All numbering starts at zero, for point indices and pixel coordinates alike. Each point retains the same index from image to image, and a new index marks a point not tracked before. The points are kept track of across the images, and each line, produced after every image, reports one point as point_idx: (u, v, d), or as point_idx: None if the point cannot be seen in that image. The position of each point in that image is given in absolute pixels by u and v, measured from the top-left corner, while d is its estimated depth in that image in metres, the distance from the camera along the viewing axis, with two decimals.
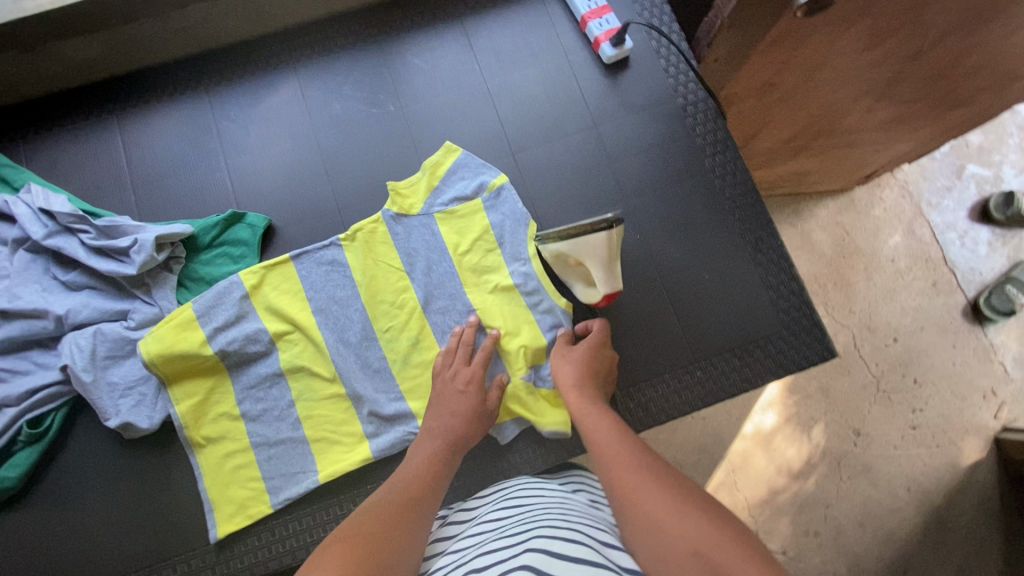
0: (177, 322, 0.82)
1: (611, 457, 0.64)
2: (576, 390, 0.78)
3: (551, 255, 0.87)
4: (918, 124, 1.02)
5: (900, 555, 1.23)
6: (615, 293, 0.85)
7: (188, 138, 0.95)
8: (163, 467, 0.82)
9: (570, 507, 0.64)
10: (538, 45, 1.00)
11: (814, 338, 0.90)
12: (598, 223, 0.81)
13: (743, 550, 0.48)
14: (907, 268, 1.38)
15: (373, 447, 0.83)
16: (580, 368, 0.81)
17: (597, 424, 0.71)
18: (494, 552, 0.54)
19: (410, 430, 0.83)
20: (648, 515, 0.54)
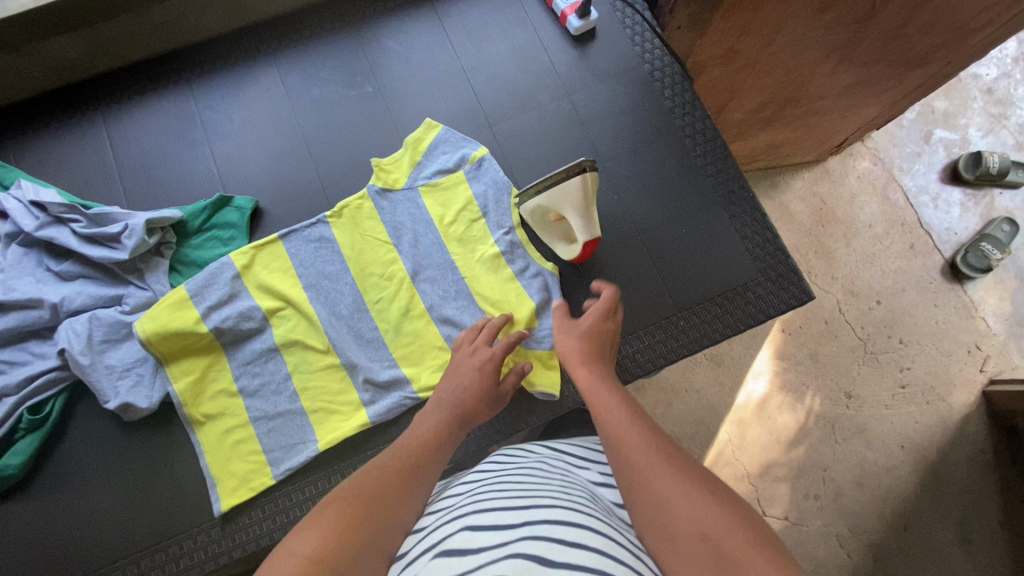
0: (170, 303, 0.84)
1: (620, 445, 0.56)
2: (584, 368, 0.71)
3: (531, 212, 0.90)
4: (886, 82, 1.03)
5: (901, 512, 1.25)
6: (594, 239, 0.89)
7: (172, 129, 0.97)
8: (164, 447, 0.84)
9: (574, 483, 0.63)
10: (509, 23, 1.04)
11: (791, 282, 0.93)
12: (570, 168, 0.85)
13: (755, 541, 0.45)
14: (884, 232, 1.43)
15: (370, 414, 0.84)
16: (586, 346, 0.75)
17: (606, 402, 0.64)
18: (496, 509, 0.54)
19: (406, 394, 0.85)
20: (663, 513, 0.49)
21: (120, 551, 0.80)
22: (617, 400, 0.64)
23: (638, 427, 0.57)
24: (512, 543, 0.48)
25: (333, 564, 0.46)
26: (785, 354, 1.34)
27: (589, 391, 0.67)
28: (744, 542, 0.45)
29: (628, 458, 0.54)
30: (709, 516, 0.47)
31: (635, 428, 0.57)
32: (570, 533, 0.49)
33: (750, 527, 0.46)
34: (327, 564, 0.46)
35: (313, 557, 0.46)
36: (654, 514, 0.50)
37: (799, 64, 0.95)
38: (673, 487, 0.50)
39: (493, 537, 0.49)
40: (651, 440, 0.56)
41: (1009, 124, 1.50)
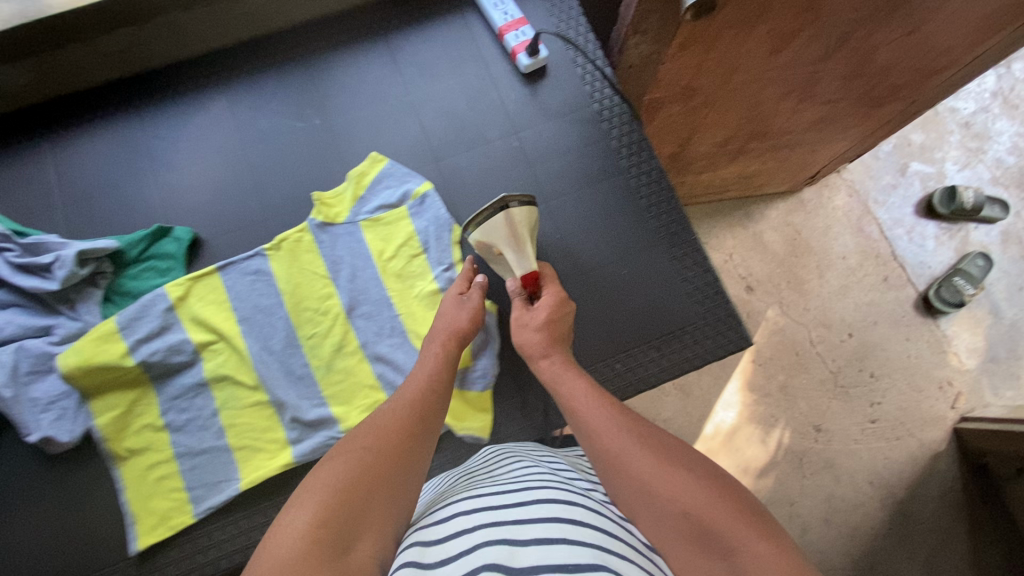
0: (97, 335, 0.83)
1: (601, 438, 0.65)
2: (546, 359, 0.79)
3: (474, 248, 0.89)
4: (846, 123, 1.34)
5: (868, 549, 1.35)
6: (534, 273, 0.86)
7: (118, 156, 0.97)
8: (85, 481, 0.83)
9: (554, 473, 0.69)
10: (460, 58, 1.04)
11: (729, 327, 0.93)
12: (492, 205, 0.84)
13: (731, 505, 0.54)
14: (857, 264, 1.56)
15: (294, 453, 0.84)
16: (544, 335, 0.80)
17: (574, 387, 0.72)
18: (487, 495, 0.61)
19: (332, 435, 0.84)
20: (648, 494, 0.58)
21: None
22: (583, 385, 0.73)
23: (610, 416, 0.66)
24: (505, 522, 0.55)
25: (335, 526, 0.50)
26: (753, 387, 1.45)
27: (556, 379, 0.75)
28: (721, 510, 0.54)
29: (606, 448, 0.64)
30: (688, 489, 0.56)
31: (606, 414, 0.67)
32: (558, 511, 0.56)
33: (727, 495, 0.55)
34: (332, 527, 0.51)
35: (319, 522, 0.51)
36: (637, 493, 0.59)
37: (768, 97, 1.17)
38: (653, 466, 0.59)
39: (485, 519, 0.56)
40: (626, 423, 0.65)
41: (986, 158, 1.62)
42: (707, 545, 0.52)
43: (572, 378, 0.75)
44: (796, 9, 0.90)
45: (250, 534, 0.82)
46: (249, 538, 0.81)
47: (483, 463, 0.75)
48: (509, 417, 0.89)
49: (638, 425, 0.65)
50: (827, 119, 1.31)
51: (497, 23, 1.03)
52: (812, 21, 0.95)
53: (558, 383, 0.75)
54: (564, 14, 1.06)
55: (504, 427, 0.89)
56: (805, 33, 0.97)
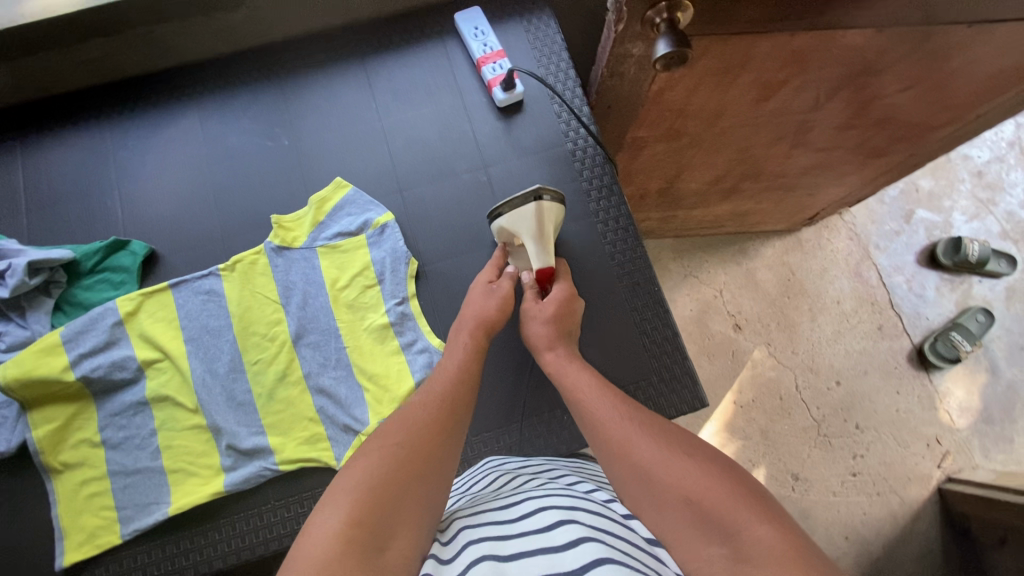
0: (41, 347, 0.83)
1: (604, 426, 0.66)
2: (551, 351, 0.80)
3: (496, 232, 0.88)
4: (846, 168, 1.30)
5: None
6: (547, 270, 0.85)
7: (86, 164, 0.97)
8: (20, 491, 0.83)
9: (561, 479, 0.68)
10: (437, 87, 1.03)
11: (684, 387, 0.89)
12: (526, 195, 0.83)
13: (731, 488, 0.55)
14: (852, 310, 1.51)
15: (227, 482, 0.82)
16: (551, 329, 0.81)
17: (577, 380, 0.74)
18: (492, 507, 0.60)
19: (266, 465, 0.83)
20: (648, 480, 0.58)
21: None
22: (586, 376, 0.75)
23: (615, 407, 0.68)
24: (511, 535, 0.54)
25: (369, 525, 0.51)
26: (732, 429, 1.42)
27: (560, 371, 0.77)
28: (723, 494, 0.55)
29: (608, 437, 0.65)
30: (690, 475, 0.57)
31: (610, 404, 0.69)
32: (568, 513, 0.55)
33: (729, 480, 0.56)
34: (364, 526, 0.51)
35: (351, 522, 0.51)
36: (637, 479, 0.59)
37: (761, 140, 1.14)
38: (657, 451, 0.61)
39: (489, 533, 0.55)
40: (629, 413, 0.67)
41: (996, 211, 1.57)
42: (708, 529, 0.53)
43: (577, 372, 0.76)
44: (781, 58, 0.88)
45: (175, 560, 0.81)
46: (174, 564, 0.81)
47: (494, 471, 0.75)
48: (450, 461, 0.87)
49: (643, 415, 0.66)
50: (823, 165, 1.28)
51: (475, 54, 1.01)
52: (799, 71, 0.92)
53: (564, 377, 0.76)
54: (546, 48, 1.04)
55: None
56: (792, 82, 0.95)
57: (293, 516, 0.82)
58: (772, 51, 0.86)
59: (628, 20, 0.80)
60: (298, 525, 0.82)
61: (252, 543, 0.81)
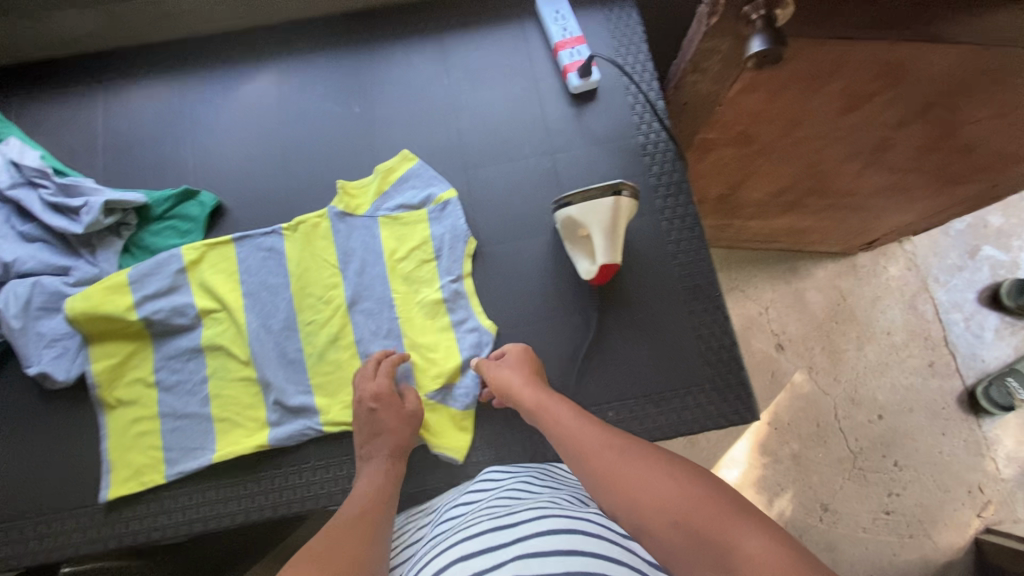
0: (108, 285, 0.85)
1: (586, 457, 0.64)
2: (527, 389, 0.76)
3: (562, 224, 0.83)
4: (920, 193, 1.24)
5: None
6: (612, 267, 0.82)
7: (164, 112, 0.99)
8: (73, 421, 0.85)
9: (554, 497, 0.66)
10: (511, 67, 1.02)
11: (738, 397, 0.86)
12: (605, 187, 0.78)
13: (717, 506, 0.53)
14: (903, 343, 1.45)
15: (271, 436, 0.83)
16: (518, 370, 0.79)
17: (558, 414, 0.71)
18: (481, 532, 0.58)
19: (311, 425, 0.84)
20: (635, 508, 0.56)
21: (9, 513, 0.82)
22: (568, 408, 0.72)
23: (598, 435, 0.66)
24: (503, 564, 0.51)
25: None
26: (764, 450, 1.38)
27: (538, 407, 0.74)
28: (712, 510, 0.53)
29: (592, 468, 0.63)
30: (676, 495, 0.55)
31: (592, 433, 0.67)
32: (566, 542, 0.53)
33: (713, 496, 0.54)
34: None
35: None
36: (625, 507, 0.57)
37: (835, 155, 1.09)
38: (642, 476, 0.59)
39: (480, 563, 0.53)
40: (608, 438, 0.65)
41: None
42: (703, 546, 0.50)
43: (557, 404, 0.73)
44: (875, 69, 0.83)
45: (212, 506, 0.82)
46: (212, 509, 0.82)
47: (482, 491, 0.72)
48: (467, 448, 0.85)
49: (623, 441, 0.64)
50: (895, 187, 1.22)
51: (554, 38, 1.00)
52: (892, 85, 0.87)
53: (544, 413, 0.73)
54: (626, 39, 1.02)
55: (479, 453, 0.85)
56: (883, 95, 0.89)
57: (331, 478, 0.83)
58: (869, 60, 0.81)
59: (724, 12, 0.78)
60: (335, 487, 0.82)
61: (289, 499, 0.82)
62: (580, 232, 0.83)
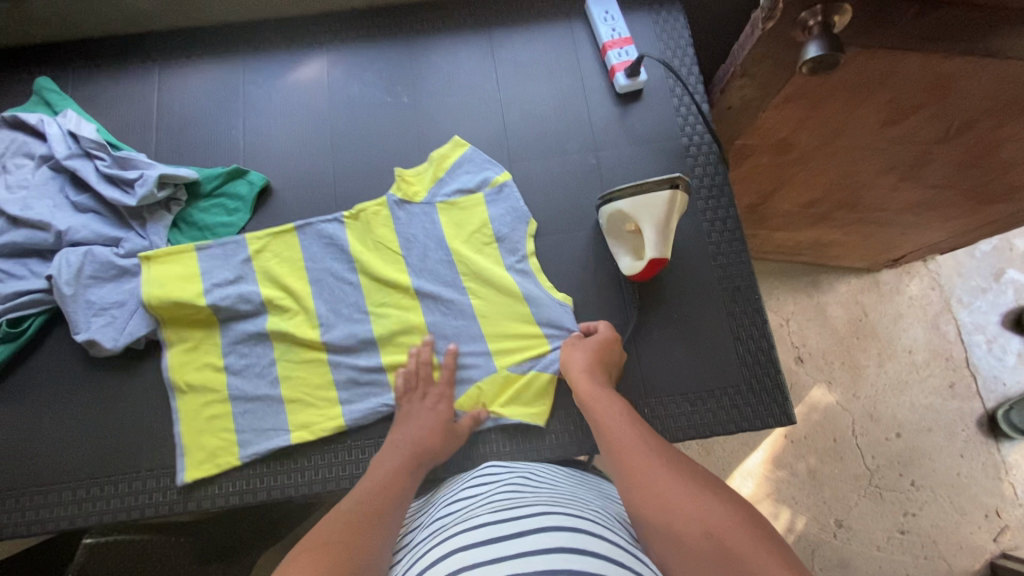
0: (181, 275, 0.88)
1: (625, 463, 0.64)
2: (585, 377, 0.79)
3: (611, 215, 0.82)
4: (952, 212, 1.23)
5: None
6: (661, 261, 0.80)
7: (216, 93, 1.01)
8: (116, 390, 0.87)
9: (559, 496, 0.65)
10: (558, 65, 1.03)
11: (774, 400, 0.87)
12: (661, 180, 0.77)
13: (753, 531, 0.53)
14: (924, 362, 1.45)
15: (346, 417, 0.84)
16: (589, 357, 0.81)
17: (607, 409, 0.73)
18: (480, 526, 0.56)
19: (383, 402, 0.85)
20: (669, 513, 0.56)
21: (49, 476, 0.84)
22: (617, 405, 0.74)
23: (643, 440, 0.67)
24: (504, 559, 0.49)
25: None
26: (779, 462, 1.37)
27: (588, 398, 0.76)
28: (742, 532, 0.52)
29: (630, 465, 0.64)
30: (711, 511, 0.55)
31: (637, 434, 0.68)
32: (569, 539, 0.51)
33: (751, 522, 0.54)
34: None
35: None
36: (658, 509, 0.57)
37: (872, 168, 1.09)
38: (678, 489, 0.59)
39: (481, 555, 0.51)
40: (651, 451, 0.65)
41: None
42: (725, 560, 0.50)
43: (607, 400, 0.75)
44: (924, 81, 0.84)
45: (246, 481, 0.84)
46: (246, 483, 0.83)
47: (485, 483, 0.70)
48: (496, 435, 0.86)
49: (663, 455, 0.64)
50: (928, 204, 1.21)
51: (603, 38, 1.02)
52: (939, 99, 0.87)
53: (594, 404, 0.75)
54: (673, 42, 1.04)
55: (514, 442, 0.86)
56: (927, 108, 0.90)
57: (366, 458, 0.84)
58: (920, 72, 0.82)
59: (781, 18, 0.78)
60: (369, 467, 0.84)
61: (324, 477, 0.83)
62: (630, 228, 0.84)
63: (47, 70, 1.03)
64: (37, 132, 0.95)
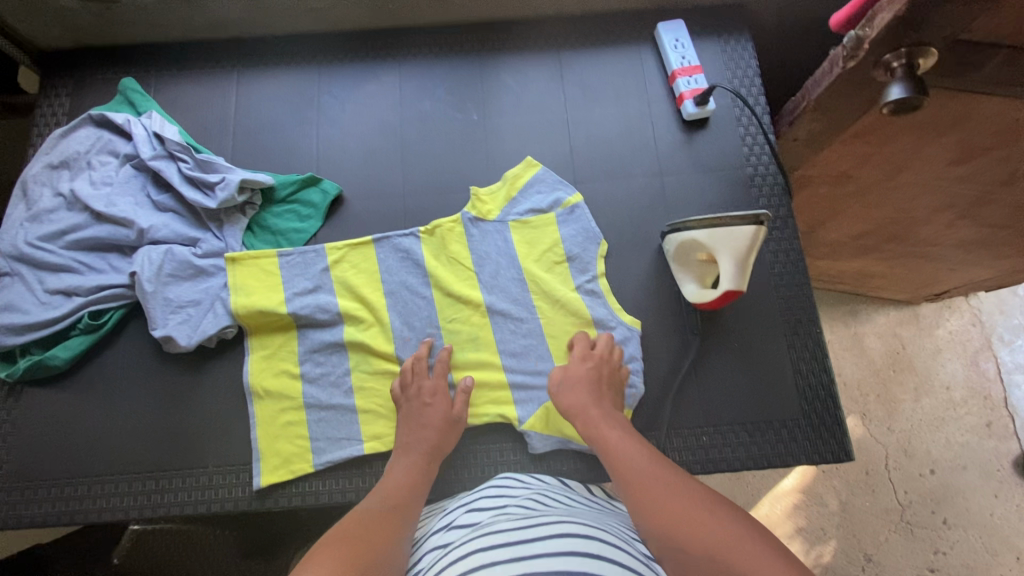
0: (263, 284, 0.92)
1: (631, 485, 0.65)
2: (596, 410, 0.78)
3: (689, 241, 0.83)
4: (1004, 254, 1.22)
5: None
6: (735, 294, 0.79)
7: (292, 101, 1.04)
8: (188, 387, 0.90)
9: (575, 511, 0.67)
10: (625, 89, 1.05)
11: (833, 436, 0.87)
12: (747, 216, 0.75)
13: (752, 548, 0.55)
14: (961, 400, 1.43)
15: None
16: (588, 393, 0.80)
17: (616, 439, 0.73)
18: (501, 531, 0.58)
19: None
20: (673, 532, 0.58)
21: (121, 466, 0.87)
22: (617, 427, 0.76)
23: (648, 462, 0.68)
24: (523, 557, 0.52)
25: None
26: (810, 492, 1.36)
27: (593, 426, 0.77)
28: (753, 555, 0.54)
29: (634, 491, 0.64)
30: (714, 531, 0.57)
31: (641, 458, 0.69)
32: (584, 545, 0.54)
33: (749, 535, 0.56)
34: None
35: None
36: (662, 531, 0.58)
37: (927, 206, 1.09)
38: (683, 511, 0.60)
39: (499, 555, 0.53)
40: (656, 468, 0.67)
41: None
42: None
43: (609, 427, 0.76)
44: (997, 125, 0.84)
45: (309, 483, 0.86)
46: (310, 486, 0.86)
47: (502, 492, 0.72)
48: (556, 453, 0.87)
49: (669, 475, 0.66)
50: (980, 245, 1.20)
51: (672, 65, 1.03)
52: (1010, 142, 0.87)
53: (598, 436, 0.75)
54: (741, 72, 1.05)
55: (571, 462, 0.87)
56: (996, 151, 0.90)
57: None
58: (996, 115, 0.82)
59: (863, 58, 0.80)
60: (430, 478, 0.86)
61: None
62: (703, 257, 0.85)
63: (131, 71, 1.06)
64: (122, 131, 0.99)
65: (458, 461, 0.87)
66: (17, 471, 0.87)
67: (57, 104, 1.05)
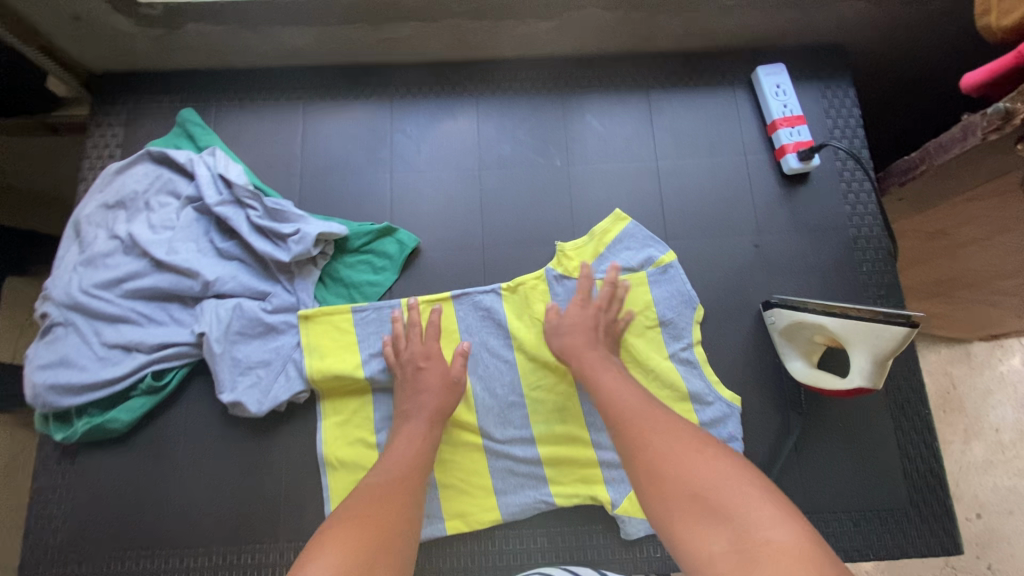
0: (337, 343, 0.86)
1: (624, 426, 0.68)
2: (590, 352, 0.79)
3: (813, 327, 0.79)
4: None
5: None
6: (863, 390, 0.75)
7: (363, 139, 0.97)
8: (257, 454, 0.84)
9: None
10: (719, 137, 0.98)
11: (943, 528, 0.83)
12: (897, 316, 0.71)
13: (742, 489, 0.55)
14: (1011, 443, 1.20)
15: (503, 510, 0.82)
16: (585, 338, 0.81)
17: (611, 379, 0.75)
18: None
19: (542, 497, 0.82)
20: (660, 475, 0.60)
21: (185, 539, 0.81)
22: (612, 367, 0.77)
23: (641, 403, 0.70)
24: None
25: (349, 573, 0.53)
26: None
27: (586, 366, 0.78)
28: (737, 496, 0.54)
29: (627, 434, 0.67)
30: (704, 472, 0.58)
31: (635, 398, 0.71)
32: None
33: (742, 478, 0.56)
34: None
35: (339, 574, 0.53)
36: (651, 469, 0.61)
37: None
38: (672, 451, 0.62)
39: None
40: (646, 407, 0.70)
41: None
42: (716, 523, 0.52)
43: (604, 367, 0.77)
44: None
45: None
46: None
47: None
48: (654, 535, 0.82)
49: (657, 416, 0.68)
50: None
51: (773, 114, 0.96)
52: None
53: (589, 375, 0.77)
54: (843, 123, 0.98)
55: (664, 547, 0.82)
56: None
57: (513, 550, 0.82)
58: None
59: (1006, 133, 0.74)
60: (514, 560, 0.81)
61: (468, 566, 0.81)
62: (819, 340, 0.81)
63: (189, 100, 0.99)
64: (183, 170, 0.91)
65: (543, 542, 0.82)
66: (72, 540, 0.81)
67: (109, 133, 0.98)
